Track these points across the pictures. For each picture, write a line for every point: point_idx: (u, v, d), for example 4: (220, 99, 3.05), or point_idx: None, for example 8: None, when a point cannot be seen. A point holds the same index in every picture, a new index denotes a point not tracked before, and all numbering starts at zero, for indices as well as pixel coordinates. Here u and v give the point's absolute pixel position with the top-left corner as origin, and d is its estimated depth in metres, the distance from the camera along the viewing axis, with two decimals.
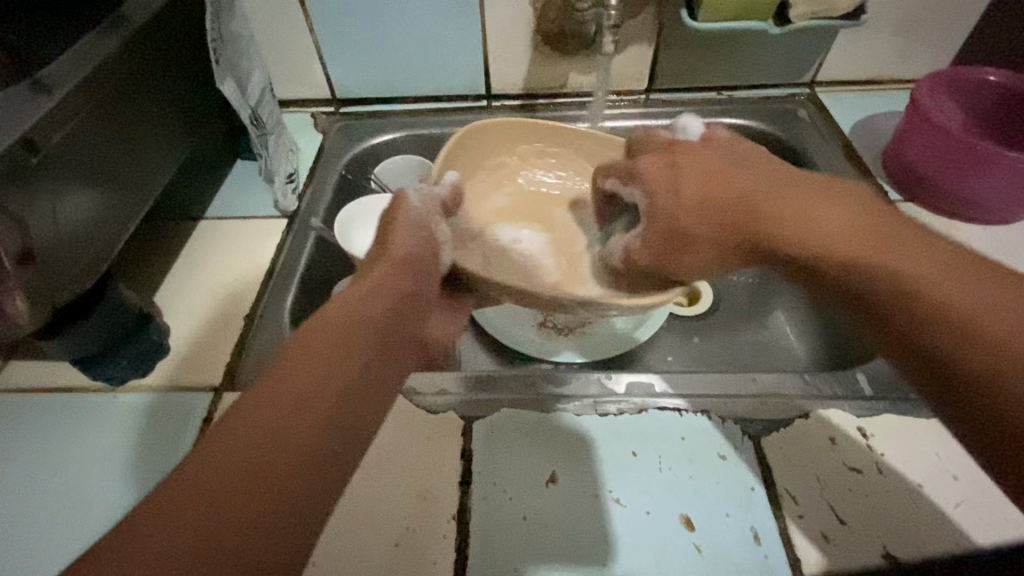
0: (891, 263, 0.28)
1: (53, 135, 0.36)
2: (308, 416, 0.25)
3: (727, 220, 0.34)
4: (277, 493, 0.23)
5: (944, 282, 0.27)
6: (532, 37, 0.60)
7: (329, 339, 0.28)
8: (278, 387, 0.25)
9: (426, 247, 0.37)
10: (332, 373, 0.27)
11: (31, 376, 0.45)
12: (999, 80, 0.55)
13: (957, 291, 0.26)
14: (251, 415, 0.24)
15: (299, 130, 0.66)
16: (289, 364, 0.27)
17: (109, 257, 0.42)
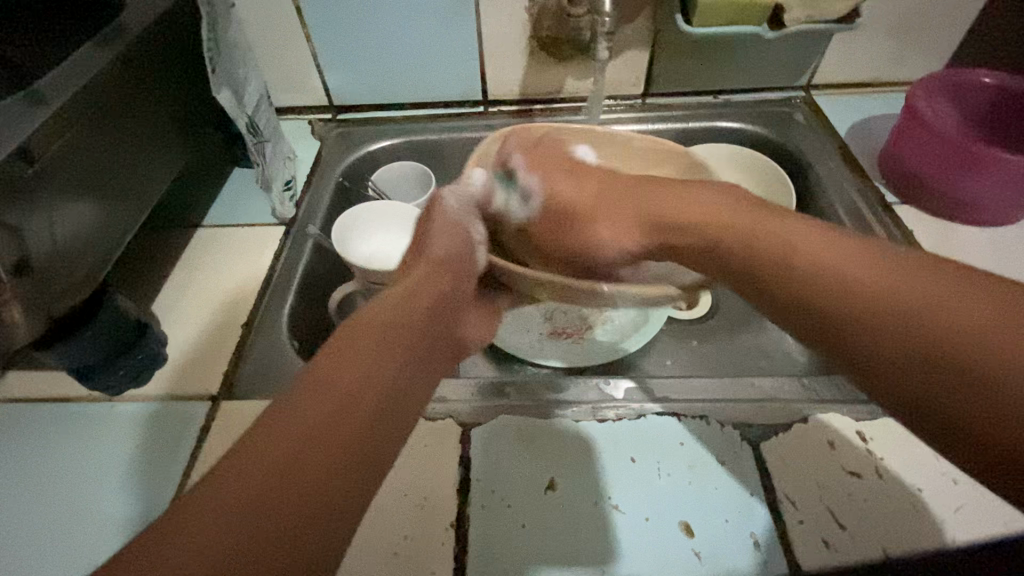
0: (804, 263, 0.27)
1: (50, 146, 0.36)
2: (351, 413, 0.24)
3: (646, 231, 0.35)
4: (325, 489, 0.22)
5: (858, 271, 0.25)
6: (528, 43, 0.61)
7: (372, 335, 0.27)
8: (324, 382, 0.25)
9: (459, 249, 0.37)
10: (377, 368, 0.26)
11: (30, 387, 0.45)
12: (994, 82, 0.55)
13: (873, 276, 0.25)
14: (299, 410, 0.23)
15: (297, 137, 0.66)
16: (335, 357, 0.26)
17: (106, 267, 0.42)
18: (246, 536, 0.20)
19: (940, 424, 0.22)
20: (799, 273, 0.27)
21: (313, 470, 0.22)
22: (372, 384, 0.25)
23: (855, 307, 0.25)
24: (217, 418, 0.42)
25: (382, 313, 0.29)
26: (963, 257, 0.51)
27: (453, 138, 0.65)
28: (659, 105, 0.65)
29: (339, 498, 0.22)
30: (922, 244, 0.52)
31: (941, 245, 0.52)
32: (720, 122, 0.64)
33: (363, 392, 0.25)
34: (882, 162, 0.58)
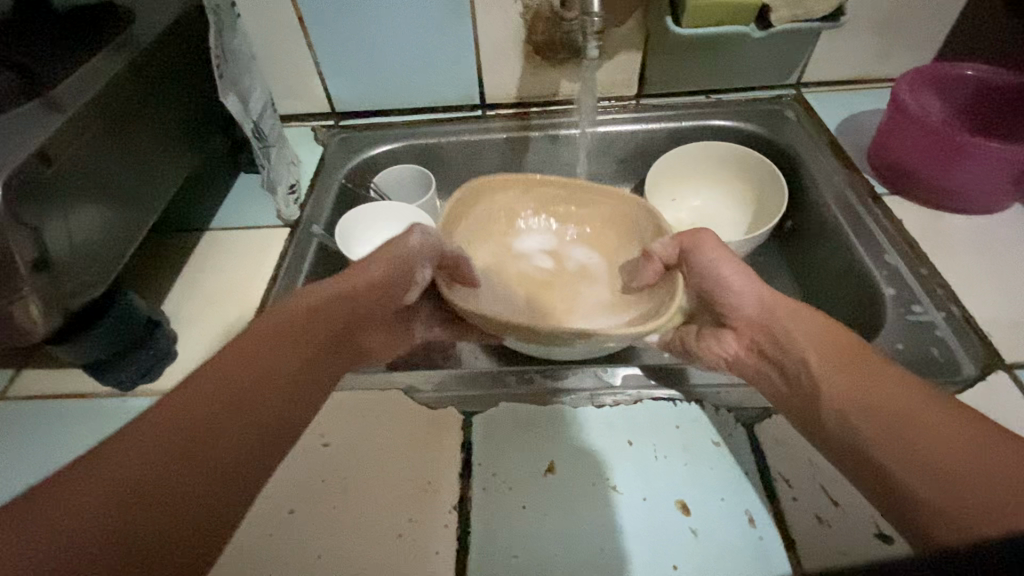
0: (912, 426, 0.31)
1: (66, 149, 0.38)
2: (264, 385, 0.32)
3: (846, 374, 0.36)
4: (230, 437, 0.30)
5: (956, 479, 0.28)
6: (524, 47, 0.63)
7: (296, 325, 0.36)
8: (246, 354, 0.33)
9: (398, 278, 0.43)
10: (293, 353, 0.35)
11: (47, 383, 0.46)
12: (976, 74, 0.56)
13: (957, 464, 0.29)
14: (222, 372, 0.32)
15: (301, 143, 0.68)
16: (259, 338, 0.35)
17: (119, 266, 0.43)
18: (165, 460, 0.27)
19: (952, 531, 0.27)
20: (900, 463, 0.31)
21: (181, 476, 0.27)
22: (273, 374, 0.33)
23: (934, 488, 0.29)
24: None
25: (272, 338, 0.35)
26: (951, 245, 0.52)
27: (452, 140, 0.66)
28: (652, 105, 0.67)
29: (243, 468, 0.29)
30: (911, 233, 0.53)
31: (931, 234, 0.53)
32: (711, 120, 0.65)
33: (239, 409, 0.31)
34: (870, 154, 0.59)
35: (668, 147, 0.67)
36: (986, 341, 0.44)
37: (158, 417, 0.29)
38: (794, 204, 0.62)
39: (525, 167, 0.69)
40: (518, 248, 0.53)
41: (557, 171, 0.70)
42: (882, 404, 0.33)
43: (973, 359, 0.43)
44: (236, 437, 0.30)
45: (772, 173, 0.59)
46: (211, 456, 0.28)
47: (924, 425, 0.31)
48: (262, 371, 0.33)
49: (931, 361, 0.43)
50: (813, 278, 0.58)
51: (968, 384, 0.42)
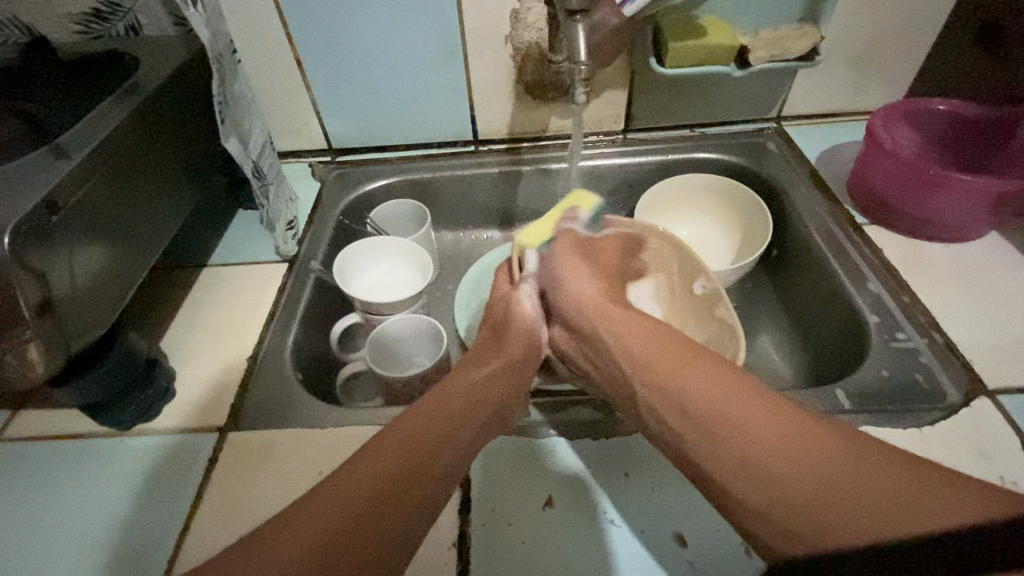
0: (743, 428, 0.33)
1: (72, 195, 0.39)
2: (423, 466, 0.35)
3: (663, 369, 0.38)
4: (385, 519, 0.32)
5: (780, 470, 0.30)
6: (514, 86, 0.65)
7: (454, 403, 0.39)
8: (410, 430, 0.36)
9: (529, 353, 0.48)
10: (447, 432, 0.37)
11: (44, 424, 0.46)
12: (948, 108, 0.59)
13: (777, 461, 0.31)
14: (389, 450, 0.34)
15: (298, 179, 0.69)
16: (420, 415, 0.38)
17: (120, 308, 0.44)
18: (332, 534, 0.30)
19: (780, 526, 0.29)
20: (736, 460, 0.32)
21: (343, 548, 0.30)
22: (430, 454, 0.35)
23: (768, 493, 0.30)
24: (224, 448, 0.43)
25: (430, 413, 0.38)
26: (931, 273, 0.54)
27: (446, 175, 0.68)
28: (640, 139, 0.69)
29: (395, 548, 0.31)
30: (892, 262, 0.55)
31: (911, 262, 0.55)
32: (698, 152, 0.68)
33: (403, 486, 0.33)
34: (850, 186, 0.62)
35: (656, 179, 0.69)
36: (968, 365, 0.46)
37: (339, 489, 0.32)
38: (778, 233, 0.64)
39: (517, 199, 0.71)
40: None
41: (549, 203, 0.72)
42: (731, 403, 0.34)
43: (956, 385, 0.45)
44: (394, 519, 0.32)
45: (759, 209, 0.61)
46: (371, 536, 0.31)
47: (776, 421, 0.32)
48: (427, 448, 0.35)
49: (915, 386, 0.44)
50: (798, 301, 0.60)
51: (951, 411, 0.43)
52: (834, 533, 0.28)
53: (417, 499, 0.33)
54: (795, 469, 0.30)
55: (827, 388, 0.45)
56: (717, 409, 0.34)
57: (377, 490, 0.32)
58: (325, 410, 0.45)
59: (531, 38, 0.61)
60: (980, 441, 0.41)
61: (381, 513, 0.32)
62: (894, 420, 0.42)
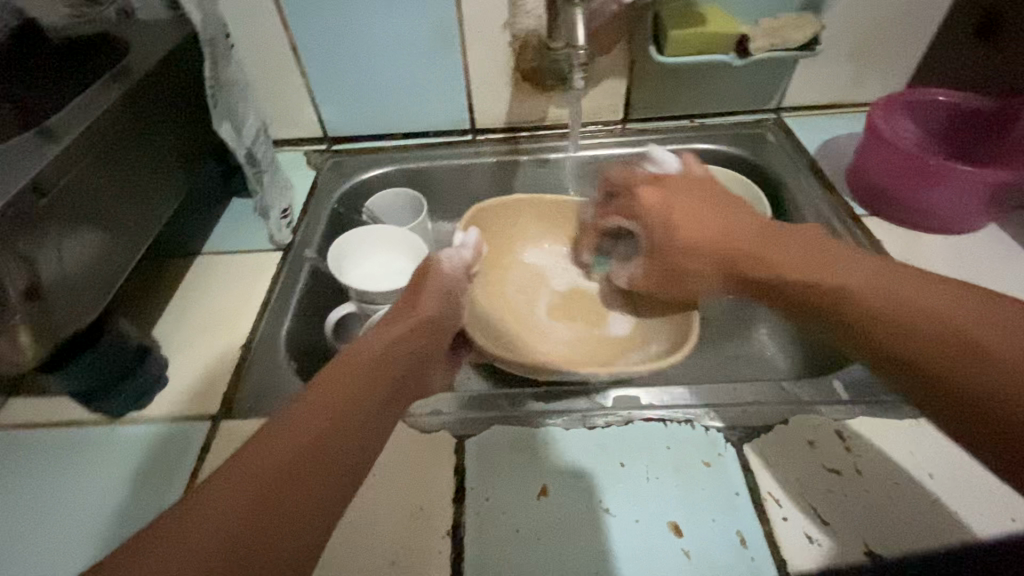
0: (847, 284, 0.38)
1: (60, 179, 0.38)
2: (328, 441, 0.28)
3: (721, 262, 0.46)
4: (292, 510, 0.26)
5: (887, 311, 0.35)
6: (512, 74, 0.64)
7: (360, 367, 0.33)
8: (311, 405, 0.30)
9: (446, 309, 0.44)
10: (354, 403, 0.31)
11: (34, 412, 0.46)
12: (948, 99, 0.59)
13: (889, 305, 0.35)
14: (283, 431, 0.28)
15: (293, 168, 0.68)
16: (322, 385, 0.31)
17: (110, 294, 0.43)
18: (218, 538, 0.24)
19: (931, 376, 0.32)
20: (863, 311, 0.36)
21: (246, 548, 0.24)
22: (334, 429, 0.29)
23: (919, 347, 0.33)
24: (218, 436, 0.43)
25: (356, 355, 0.35)
26: (930, 265, 0.54)
27: (443, 164, 0.68)
28: (639, 129, 0.69)
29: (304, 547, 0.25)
30: (891, 253, 0.54)
31: (910, 254, 0.55)
32: (697, 143, 0.67)
33: (306, 472, 0.27)
34: (849, 177, 0.61)
35: None
36: None
37: (226, 480, 0.26)
38: (777, 224, 0.64)
39: (515, 189, 0.70)
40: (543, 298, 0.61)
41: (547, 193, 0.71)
42: (885, 292, 0.36)
43: None
44: (302, 510, 0.26)
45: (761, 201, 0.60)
46: (266, 538, 0.24)
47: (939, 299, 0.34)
48: (353, 394, 0.31)
49: None
50: None
51: None
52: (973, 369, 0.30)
53: (325, 484, 0.27)
54: (925, 323, 0.33)
55: (823, 378, 0.45)
56: (848, 287, 0.38)
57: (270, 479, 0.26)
58: None
59: (530, 24, 0.60)
60: None
61: (278, 502, 0.25)
62: (890, 410, 0.42)
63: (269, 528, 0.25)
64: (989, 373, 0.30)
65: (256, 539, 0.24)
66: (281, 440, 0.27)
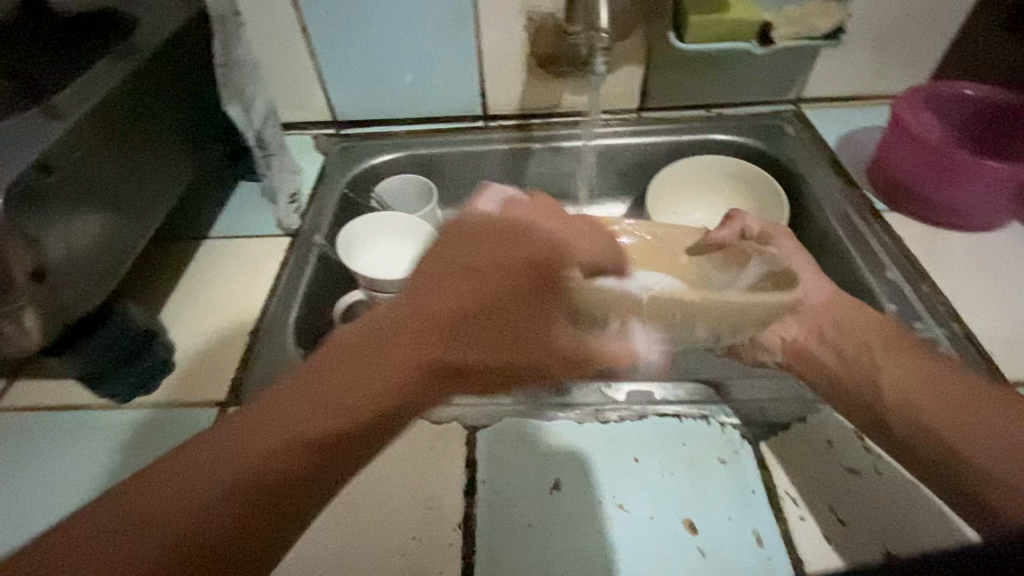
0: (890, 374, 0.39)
1: (67, 158, 0.37)
2: (333, 427, 0.28)
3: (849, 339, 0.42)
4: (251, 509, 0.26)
5: (933, 408, 0.36)
6: (527, 59, 0.63)
7: (421, 312, 0.31)
8: (342, 372, 0.29)
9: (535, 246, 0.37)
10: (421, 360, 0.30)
11: (38, 395, 0.45)
12: (976, 94, 0.57)
13: (930, 401, 0.36)
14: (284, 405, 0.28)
15: (301, 152, 0.67)
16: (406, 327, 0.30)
17: (118, 276, 0.43)
18: (214, 490, 0.26)
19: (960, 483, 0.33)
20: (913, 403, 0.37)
21: (215, 521, 0.26)
22: (343, 419, 0.28)
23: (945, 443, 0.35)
24: None
25: (412, 317, 0.31)
26: (952, 262, 0.52)
27: (454, 151, 0.66)
28: (654, 118, 0.67)
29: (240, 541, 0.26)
30: (912, 251, 0.53)
31: (933, 252, 0.53)
32: (713, 134, 0.66)
33: (264, 470, 0.27)
34: (870, 171, 0.60)
35: (669, 160, 0.67)
36: (986, 357, 0.45)
37: (245, 426, 0.28)
38: (794, 219, 0.62)
39: (527, 178, 0.69)
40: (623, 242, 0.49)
41: (558, 182, 0.70)
42: (927, 392, 0.37)
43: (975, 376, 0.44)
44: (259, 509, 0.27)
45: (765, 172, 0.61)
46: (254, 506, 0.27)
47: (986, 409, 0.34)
48: (416, 349, 0.30)
49: None
50: None
51: None
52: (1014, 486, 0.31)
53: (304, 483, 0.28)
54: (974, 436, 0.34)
55: None
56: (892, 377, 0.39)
57: (257, 459, 0.27)
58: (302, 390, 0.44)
59: (548, 8, 0.59)
60: None
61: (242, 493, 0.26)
62: None
63: (245, 507, 0.26)
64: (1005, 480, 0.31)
65: (216, 516, 0.26)
66: (244, 449, 0.27)
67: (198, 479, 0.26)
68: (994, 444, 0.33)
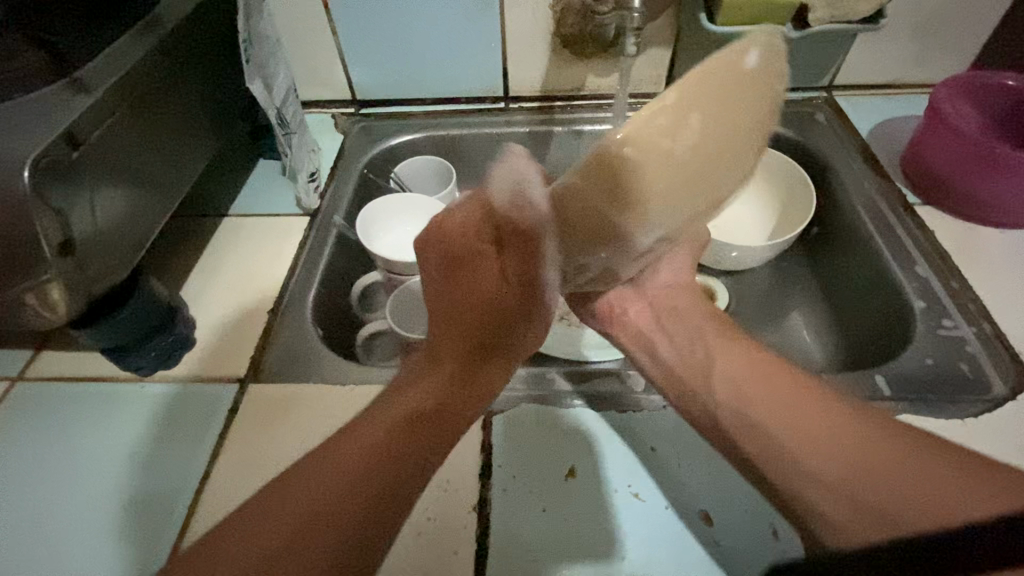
0: (763, 410, 0.37)
1: (93, 132, 0.37)
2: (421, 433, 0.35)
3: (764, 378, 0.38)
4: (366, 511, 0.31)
5: (772, 414, 0.36)
6: (552, 39, 0.61)
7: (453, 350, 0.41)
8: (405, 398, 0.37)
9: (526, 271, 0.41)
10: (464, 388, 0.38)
11: (65, 365, 0.46)
12: (1018, 85, 0.55)
13: (768, 412, 0.36)
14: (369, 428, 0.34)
15: (321, 131, 0.67)
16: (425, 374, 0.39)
17: (140, 253, 0.43)
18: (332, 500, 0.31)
19: (788, 487, 0.34)
20: (765, 421, 0.36)
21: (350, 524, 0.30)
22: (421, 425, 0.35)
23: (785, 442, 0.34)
24: (244, 400, 0.43)
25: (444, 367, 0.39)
26: (985, 259, 0.51)
27: (473, 132, 0.65)
28: None
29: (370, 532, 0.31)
30: (944, 245, 0.52)
31: (965, 247, 0.52)
32: None
33: (376, 483, 0.32)
34: (902, 164, 0.58)
35: None
36: (1017, 358, 0.43)
37: (342, 449, 0.33)
38: (820, 210, 0.61)
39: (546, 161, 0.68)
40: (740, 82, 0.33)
41: None
42: (783, 413, 0.36)
43: (1003, 377, 0.43)
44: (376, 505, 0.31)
45: None
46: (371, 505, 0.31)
47: (805, 413, 0.35)
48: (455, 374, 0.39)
49: (959, 377, 0.43)
50: (835, 282, 0.57)
51: (997, 404, 0.41)
52: (850, 493, 0.31)
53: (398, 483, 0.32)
54: (805, 439, 0.34)
55: (864, 373, 0.43)
56: (753, 406, 0.37)
57: (371, 469, 0.32)
58: (351, 366, 0.45)
59: None
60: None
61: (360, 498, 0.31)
62: (934, 410, 0.41)
63: (370, 509, 0.31)
64: (838, 494, 0.31)
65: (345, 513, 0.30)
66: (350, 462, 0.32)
67: (314, 495, 0.31)
68: (817, 452, 0.33)
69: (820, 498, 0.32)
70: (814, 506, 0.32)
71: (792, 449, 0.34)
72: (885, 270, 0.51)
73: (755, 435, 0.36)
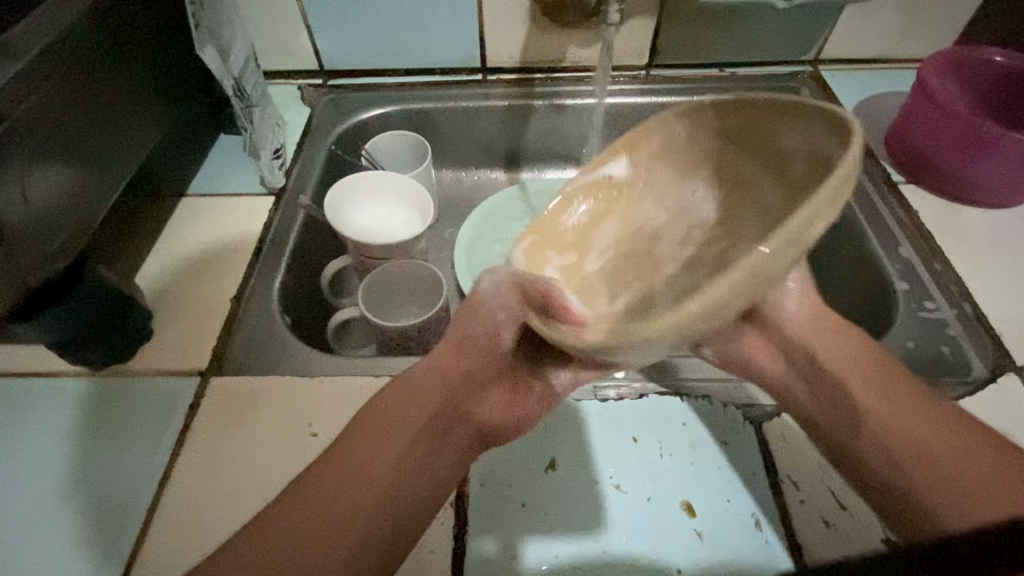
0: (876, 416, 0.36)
1: (20, 104, 0.33)
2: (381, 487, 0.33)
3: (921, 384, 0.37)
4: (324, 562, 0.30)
5: (895, 425, 0.35)
6: (531, 7, 0.58)
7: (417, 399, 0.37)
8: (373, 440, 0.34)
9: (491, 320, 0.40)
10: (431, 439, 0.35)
11: (10, 360, 0.43)
12: (1005, 61, 0.54)
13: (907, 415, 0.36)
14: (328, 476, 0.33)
15: (285, 103, 0.63)
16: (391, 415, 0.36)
17: (82, 239, 0.39)
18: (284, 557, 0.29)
19: (898, 490, 0.34)
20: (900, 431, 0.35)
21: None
22: (388, 478, 0.33)
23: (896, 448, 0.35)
24: (206, 395, 0.40)
25: (399, 422, 0.35)
26: (966, 240, 0.50)
27: (449, 106, 0.62)
28: (664, 77, 0.63)
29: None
30: (926, 225, 0.51)
31: (947, 227, 0.51)
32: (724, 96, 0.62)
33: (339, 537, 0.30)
34: (887, 142, 0.57)
35: None
36: (996, 339, 0.43)
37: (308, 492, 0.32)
38: None
39: (526, 137, 0.65)
40: (786, 142, 0.36)
41: (561, 143, 0.66)
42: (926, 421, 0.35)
43: (983, 359, 0.42)
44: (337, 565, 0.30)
45: None
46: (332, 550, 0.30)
47: (918, 420, 0.35)
48: (414, 422, 0.36)
49: (939, 359, 0.42)
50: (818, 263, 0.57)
51: (977, 386, 0.41)
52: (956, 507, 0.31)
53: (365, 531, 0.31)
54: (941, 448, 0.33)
55: None
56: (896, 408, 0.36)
57: (334, 520, 0.31)
58: (320, 356, 0.42)
59: None
60: (1002, 418, 0.39)
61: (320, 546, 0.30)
62: None
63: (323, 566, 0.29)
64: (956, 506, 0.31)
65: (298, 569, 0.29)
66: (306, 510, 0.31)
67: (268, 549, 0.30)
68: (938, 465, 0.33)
69: (933, 507, 0.32)
70: (929, 503, 0.32)
71: (897, 458, 0.34)
72: (869, 251, 0.50)
73: (853, 433, 0.37)
